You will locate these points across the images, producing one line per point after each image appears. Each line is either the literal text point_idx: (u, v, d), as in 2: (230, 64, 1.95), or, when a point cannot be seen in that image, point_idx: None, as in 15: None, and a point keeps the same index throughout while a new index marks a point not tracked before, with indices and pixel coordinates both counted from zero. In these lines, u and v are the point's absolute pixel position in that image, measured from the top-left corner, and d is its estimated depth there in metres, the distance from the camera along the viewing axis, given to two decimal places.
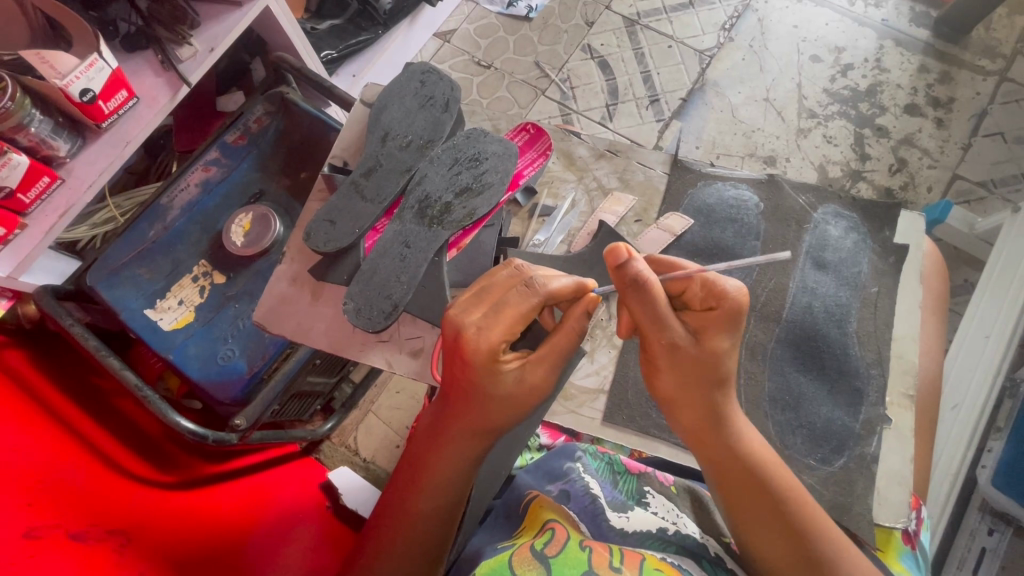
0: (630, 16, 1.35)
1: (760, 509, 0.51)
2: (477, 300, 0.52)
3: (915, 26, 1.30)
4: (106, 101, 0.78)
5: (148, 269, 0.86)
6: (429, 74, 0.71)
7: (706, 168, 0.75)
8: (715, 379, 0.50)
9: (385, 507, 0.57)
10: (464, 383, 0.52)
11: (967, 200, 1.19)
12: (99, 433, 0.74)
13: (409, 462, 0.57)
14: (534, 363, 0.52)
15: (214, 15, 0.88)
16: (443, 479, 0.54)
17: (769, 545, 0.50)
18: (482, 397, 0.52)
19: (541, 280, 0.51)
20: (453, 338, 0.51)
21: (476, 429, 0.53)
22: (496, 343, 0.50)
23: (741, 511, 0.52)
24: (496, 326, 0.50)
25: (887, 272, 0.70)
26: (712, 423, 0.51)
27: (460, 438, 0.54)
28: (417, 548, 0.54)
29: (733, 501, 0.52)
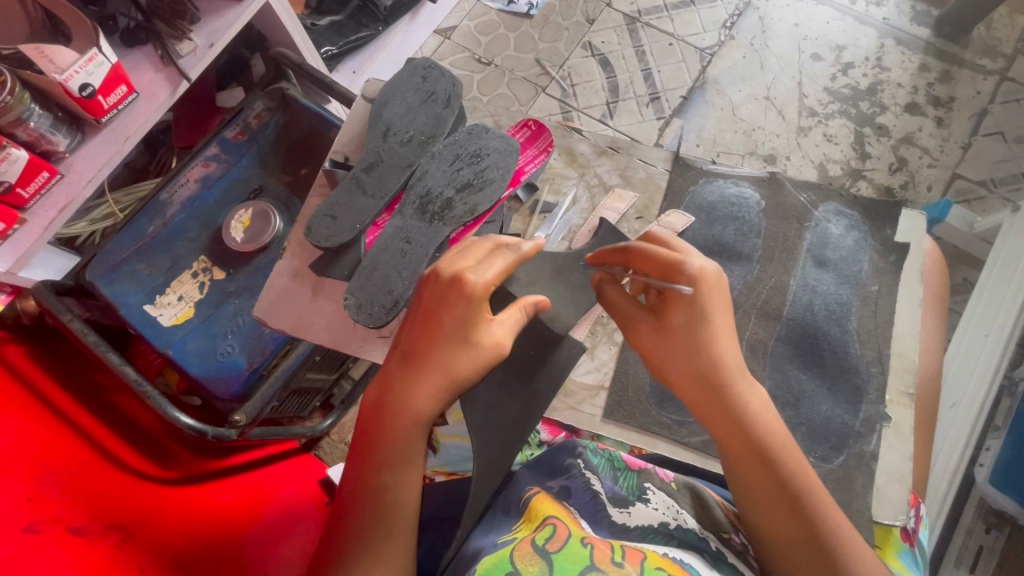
0: (631, 13, 1.35)
1: (760, 476, 0.52)
2: (462, 255, 0.57)
3: (916, 25, 1.30)
4: (106, 96, 0.78)
5: (148, 265, 0.86)
6: (430, 70, 0.71)
7: (707, 165, 0.75)
8: (704, 349, 0.54)
9: (346, 494, 0.56)
10: (444, 330, 0.54)
11: (966, 199, 1.19)
12: (99, 428, 0.74)
13: (361, 444, 0.56)
14: (507, 320, 0.55)
15: (214, 10, 0.87)
16: (399, 454, 0.54)
17: (775, 515, 0.52)
18: (461, 346, 0.54)
19: (525, 245, 0.57)
20: (439, 285, 0.55)
21: (443, 385, 0.54)
22: (483, 287, 0.54)
23: (744, 481, 0.53)
24: (486, 271, 0.55)
25: (887, 270, 0.71)
26: (710, 394, 0.54)
27: (414, 408, 0.54)
28: (387, 530, 0.54)
29: (736, 471, 0.54)
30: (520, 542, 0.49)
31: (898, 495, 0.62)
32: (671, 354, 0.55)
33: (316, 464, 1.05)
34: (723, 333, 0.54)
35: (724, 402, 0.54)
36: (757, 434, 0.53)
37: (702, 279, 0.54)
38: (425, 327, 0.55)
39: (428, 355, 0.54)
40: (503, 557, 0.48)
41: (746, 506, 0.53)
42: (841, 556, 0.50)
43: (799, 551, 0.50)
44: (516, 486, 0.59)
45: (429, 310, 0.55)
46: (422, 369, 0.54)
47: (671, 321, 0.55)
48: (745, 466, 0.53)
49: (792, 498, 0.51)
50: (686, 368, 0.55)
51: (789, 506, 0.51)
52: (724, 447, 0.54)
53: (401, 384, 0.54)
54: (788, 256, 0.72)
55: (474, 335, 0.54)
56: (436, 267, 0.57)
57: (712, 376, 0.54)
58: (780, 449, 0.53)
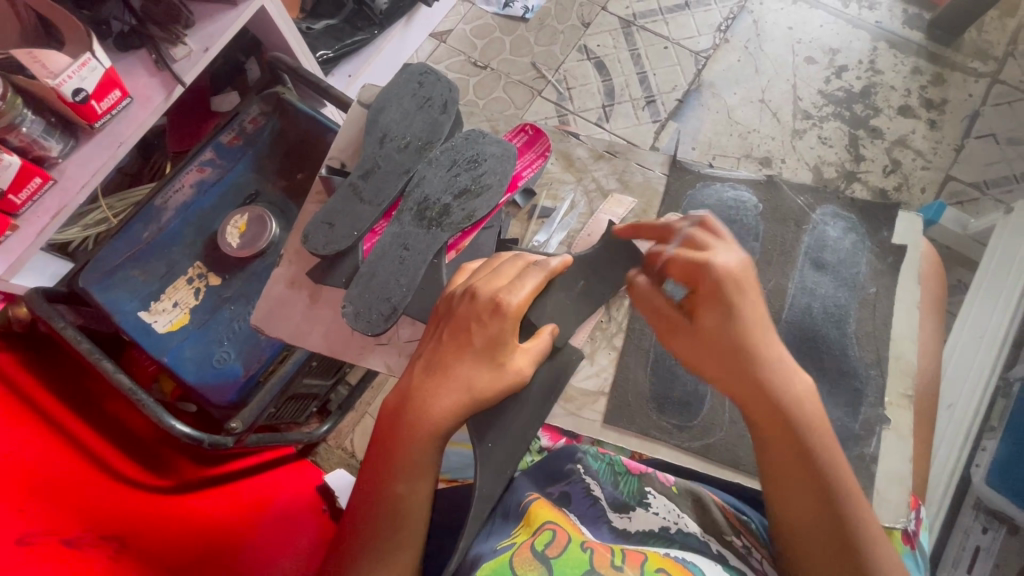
0: (626, 17, 1.35)
1: (800, 474, 0.52)
2: (495, 274, 0.58)
3: (908, 28, 1.31)
4: (99, 101, 0.77)
5: (143, 270, 0.85)
6: (426, 75, 0.71)
7: (704, 169, 0.75)
8: (744, 345, 0.54)
9: (357, 499, 0.56)
10: (474, 346, 0.55)
11: (960, 200, 1.20)
12: (93, 437, 0.73)
13: (376, 450, 0.56)
14: (529, 349, 0.57)
15: (209, 14, 0.87)
16: (411, 465, 0.54)
17: (807, 510, 0.52)
18: (491, 366, 0.55)
19: (551, 262, 0.59)
20: (474, 305, 0.56)
21: (468, 402, 0.54)
22: (518, 310, 0.55)
23: (778, 476, 0.53)
24: (521, 290, 0.56)
25: (884, 272, 0.71)
26: (753, 390, 0.54)
27: (431, 421, 0.54)
28: (393, 540, 0.54)
29: (770, 466, 0.54)
30: (519, 547, 0.49)
31: (898, 498, 0.62)
32: (705, 351, 0.56)
33: (313, 470, 1.04)
34: (759, 329, 0.55)
35: (767, 396, 0.53)
36: (801, 431, 0.53)
37: (731, 275, 0.55)
38: (454, 342, 0.56)
39: (458, 372, 0.54)
40: (502, 563, 0.48)
41: (778, 501, 0.53)
42: (869, 554, 0.50)
43: (828, 548, 0.51)
44: (513, 493, 0.58)
45: (459, 326, 0.56)
46: (447, 382, 0.54)
47: (705, 318, 0.56)
48: (785, 463, 0.53)
49: (828, 496, 0.51)
50: (724, 364, 0.55)
51: (824, 505, 0.51)
52: (764, 442, 0.54)
53: (421, 395, 0.55)
54: (787, 259, 0.72)
55: (504, 357, 0.55)
56: (470, 285, 0.58)
57: (752, 370, 0.54)
58: (819, 448, 0.53)
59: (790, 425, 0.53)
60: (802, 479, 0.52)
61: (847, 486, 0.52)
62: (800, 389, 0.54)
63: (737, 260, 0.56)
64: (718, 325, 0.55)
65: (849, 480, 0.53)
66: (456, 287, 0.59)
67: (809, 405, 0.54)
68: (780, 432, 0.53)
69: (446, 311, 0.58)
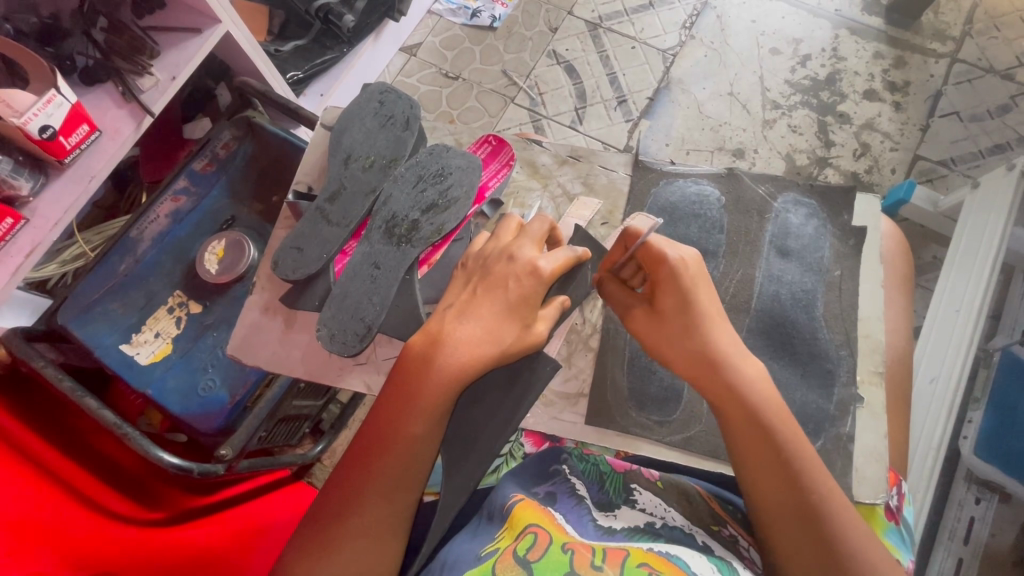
0: (593, 20, 1.37)
1: (758, 451, 0.54)
2: (528, 237, 0.60)
3: (867, 14, 1.34)
4: (67, 137, 0.77)
5: (121, 303, 0.85)
6: (387, 94, 0.71)
7: (667, 167, 0.76)
8: (701, 325, 0.58)
9: (329, 509, 0.55)
10: (507, 302, 0.57)
11: (929, 178, 1.22)
12: (81, 474, 0.72)
13: (360, 459, 0.56)
14: (547, 316, 0.59)
15: (174, 43, 0.88)
16: (399, 465, 0.55)
17: (773, 491, 0.53)
18: (518, 326, 0.57)
19: (580, 248, 0.61)
20: (513, 265, 0.58)
21: (494, 354, 0.56)
22: (552, 276, 0.58)
23: (740, 457, 0.55)
24: (557, 257, 0.59)
25: (848, 255, 0.72)
26: (708, 371, 0.57)
27: (459, 367, 0.55)
28: (379, 529, 0.54)
29: (737, 451, 0.55)
30: (503, 552, 0.49)
31: (877, 475, 0.63)
32: (670, 332, 0.59)
33: (310, 491, 1.03)
34: (714, 316, 0.58)
35: (719, 377, 0.56)
36: (751, 404, 0.55)
37: (685, 266, 0.59)
38: (487, 294, 0.58)
39: (490, 320, 0.56)
40: (484, 570, 0.48)
41: (744, 482, 0.55)
42: (836, 529, 0.50)
43: (795, 526, 0.51)
44: (498, 493, 0.58)
45: (496, 282, 0.58)
46: (473, 335, 0.56)
47: (664, 303, 0.60)
48: (742, 432, 0.55)
49: (785, 466, 0.53)
50: (682, 346, 0.58)
51: (789, 481, 0.53)
52: (723, 426, 0.56)
53: (448, 338, 0.56)
54: (752, 249, 0.73)
55: (531, 320, 0.58)
56: (505, 247, 0.60)
57: (702, 350, 0.57)
58: (778, 424, 0.55)
59: (742, 407, 0.55)
60: (764, 457, 0.54)
61: (806, 454, 0.54)
62: (753, 371, 0.56)
63: (687, 253, 0.60)
64: (676, 307, 0.59)
65: (808, 449, 0.55)
66: (491, 248, 0.61)
67: (763, 386, 0.56)
68: (738, 412, 0.55)
69: (482, 269, 0.60)
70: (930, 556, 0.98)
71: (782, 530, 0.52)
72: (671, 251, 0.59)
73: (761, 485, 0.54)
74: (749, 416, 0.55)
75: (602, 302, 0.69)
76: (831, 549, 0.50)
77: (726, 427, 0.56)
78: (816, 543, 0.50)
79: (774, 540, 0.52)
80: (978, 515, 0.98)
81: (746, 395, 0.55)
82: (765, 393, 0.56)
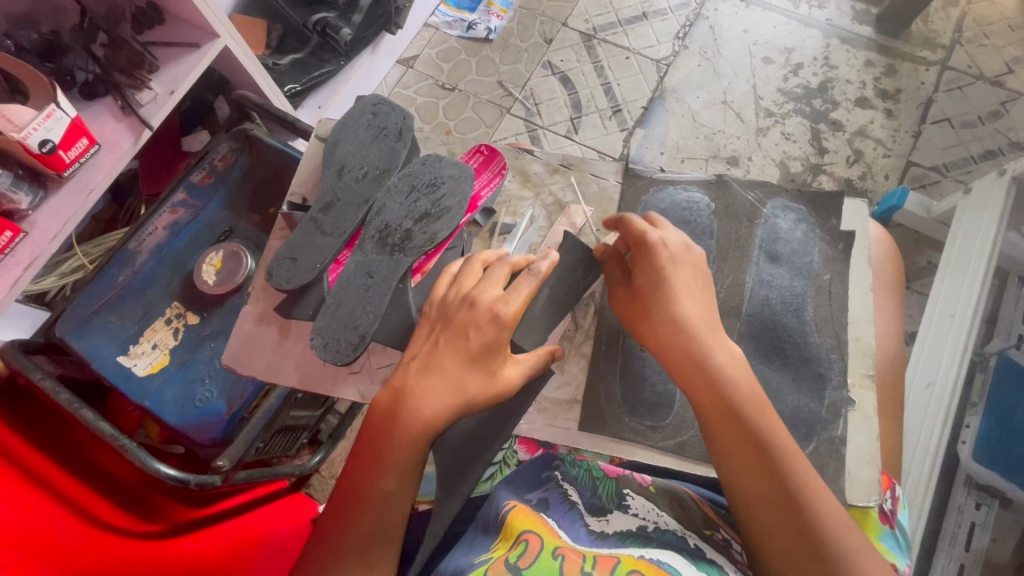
0: (587, 31, 1.39)
1: (737, 441, 0.54)
2: (488, 280, 0.60)
3: (858, 24, 1.36)
4: (66, 151, 0.78)
5: (119, 315, 0.85)
6: (380, 106, 0.73)
7: (657, 174, 0.77)
8: (676, 304, 0.59)
9: (316, 549, 0.56)
10: (469, 353, 0.57)
11: (922, 184, 1.23)
12: (78, 486, 0.72)
13: (342, 501, 0.57)
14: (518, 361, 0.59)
15: (173, 58, 0.89)
16: (378, 504, 0.55)
17: (753, 481, 0.53)
18: (484, 375, 0.57)
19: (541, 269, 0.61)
20: (473, 312, 0.58)
21: (459, 405, 0.56)
22: (512, 320, 0.57)
23: (720, 448, 0.55)
24: (517, 298, 0.58)
25: (837, 259, 0.73)
26: (687, 355, 0.57)
27: (423, 422, 0.55)
28: (377, 554, 0.55)
29: (716, 440, 0.55)
30: (495, 561, 0.49)
31: (869, 477, 0.63)
32: (647, 314, 0.60)
33: (307, 503, 1.03)
34: (689, 300, 0.60)
35: (700, 363, 0.57)
36: (727, 391, 0.56)
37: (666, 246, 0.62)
38: (450, 347, 0.57)
39: (454, 373, 0.56)
40: None
41: (725, 474, 0.54)
42: (819, 521, 0.50)
43: (776, 517, 0.51)
44: (492, 502, 0.58)
45: (457, 333, 0.57)
46: (438, 390, 0.56)
47: (640, 281, 0.62)
48: (722, 419, 0.55)
49: (765, 457, 0.53)
50: (661, 330, 0.59)
51: (770, 472, 0.53)
52: (702, 417, 0.56)
53: (414, 392, 0.56)
54: (741, 255, 0.74)
55: (497, 367, 0.57)
56: (466, 292, 0.60)
57: (682, 331, 0.58)
58: (758, 414, 0.55)
59: (726, 398, 0.55)
60: (742, 448, 0.54)
61: (785, 446, 0.54)
62: (730, 360, 0.57)
63: (673, 237, 0.63)
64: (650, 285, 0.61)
65: (789, 441, 0.55)
66: (451, 293, 0.60)
67: (740, 374, 0.57)
68: (716, 399, 0.56)
69: (443, 316, 0.59)
70: (931, 564, 0.97)
71: (765, 525, 0.52)
72: (654, 232, 0.62)
73: (743, 477, 0.53)
74: (726, 403, 0.55)
75: (595, 310, 0.70)
76: (814, 540, 0.50)
77: (706, 417, 0.56)
78: (797, 534, 0.50)
79: (754, 534, 0.52)
80: (979, 521, 0.98)
81: (725, 382, 0.56)
82: (745, 379, 0.57)
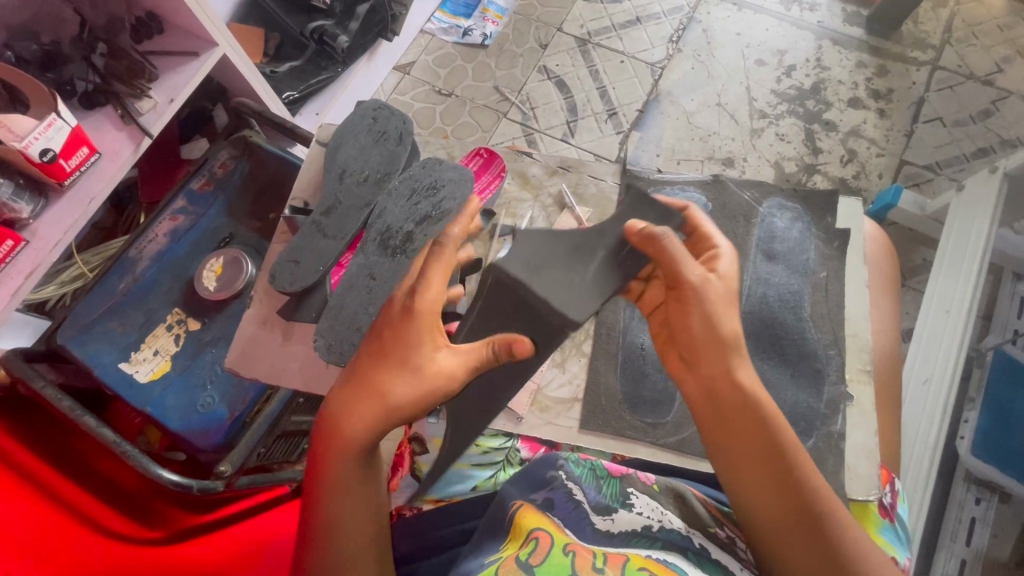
0: (582, 36, 1.40)
1: (761, 465, 0.53)
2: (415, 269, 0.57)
3: (849, 25, 1.38)
4: (67, 160, 0.78)
5: (121, 322, 0.86)
6: (380, 110, 0.73)
7: (654, 175, 0.78)
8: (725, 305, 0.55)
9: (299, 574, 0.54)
10: (388, 344, 0.54)
11: (916, 182, 1.25)
12: (82, 494, 0.72)
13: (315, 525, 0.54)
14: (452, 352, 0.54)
15: (172, 67, 0.90)
16: (351, 517, 0.54)
17: (773, 502, 0.52)
18: (407, 363, 0.52)
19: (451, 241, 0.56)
20: (393, 302, 0.56)
21: (391, 401, 0.52)
22: (419, 306, 0.54)
23: (742, 471, 0.54)
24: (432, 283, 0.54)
25: (832, 257, 0.74)
26: (721, 354, 0.54)
27: (365, 426, 0.52)
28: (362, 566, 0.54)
29: (740, 463, 0.54)
30: (505, 559, 0.49)
31: (868, 471, 0.64)
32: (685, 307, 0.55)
33: None
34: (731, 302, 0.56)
35: (736, 380, 0.54)
36: (756, 415, 0.54)
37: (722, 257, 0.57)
38: (382, 343, 0.54)
39: (384, 367, 0.53)
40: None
41: (745, 497, 0.53)
42: (838, 535, 0.51)
43: (801, 536, 0.51)
44: (497, 502, 0.58)
45: (378, 325, 0.55)
46: (372, 391, 0.52)
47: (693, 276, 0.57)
48: (747, 440, 0.53)
49: (787, 478, 0.52)
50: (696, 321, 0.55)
51: (792, 492, 0.52)
52: (726, 440, 0.54)
53: (352, 399, 0.53)
54: (739, 253, 0.75)
55: (419, 358, 0.53)
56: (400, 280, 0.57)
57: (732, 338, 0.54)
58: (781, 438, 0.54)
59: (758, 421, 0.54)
60: (761, 470, 0.53)
61: (802, 465, 0.54)
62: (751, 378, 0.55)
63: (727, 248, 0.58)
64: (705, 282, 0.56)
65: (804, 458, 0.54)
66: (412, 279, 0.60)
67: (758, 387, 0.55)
68: (742, 422, 0.54)
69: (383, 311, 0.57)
70: (933, 560, 0.97)
71: (790, 546, 0.51)
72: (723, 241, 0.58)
73: (767, 499, 0.53)
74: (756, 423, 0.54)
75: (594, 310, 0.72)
76: (836, 554, 0.50)
77: (723, 441, 0.55)
78: (822, 551, 0.50)
79: (781, 555, 0.52)
80: (980, 516, 0.98)
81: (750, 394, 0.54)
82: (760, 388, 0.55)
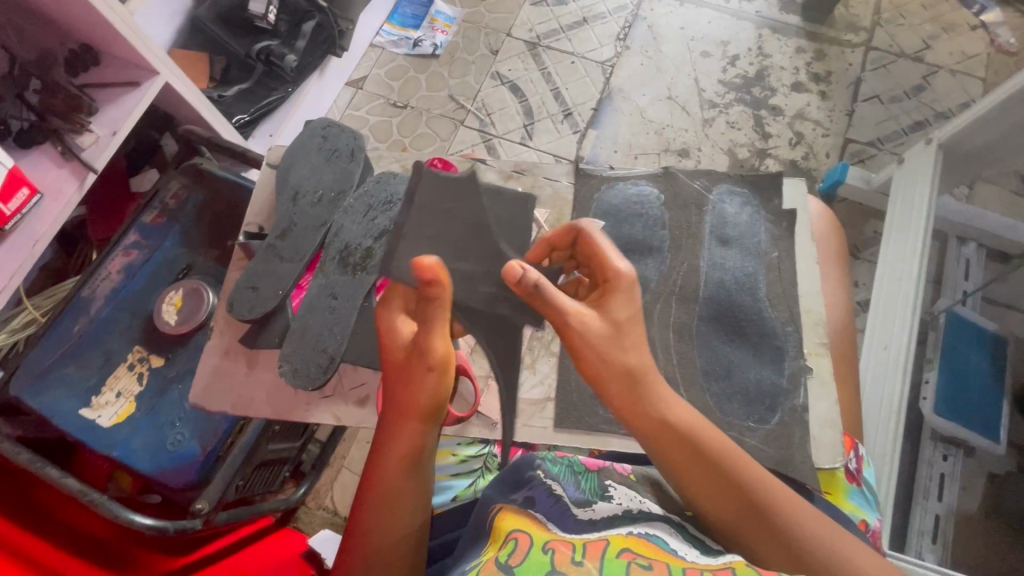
0: (531, 40, 1.42)
1: (698, 470, 0.53)
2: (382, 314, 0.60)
3: (785, 13, 1.43)
4: (5, 203, 0.75)
5: (79, 365, 0.82)
6: (330, 128, 0.73)
7: (607, 172, 0.79)
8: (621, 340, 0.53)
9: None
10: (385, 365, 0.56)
11: (860, 159, 1.30)
12: (51, 549, 0.69)
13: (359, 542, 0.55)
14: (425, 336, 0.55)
15: (111, 99, 0.87)
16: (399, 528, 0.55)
17: (720, 502, 0.53)
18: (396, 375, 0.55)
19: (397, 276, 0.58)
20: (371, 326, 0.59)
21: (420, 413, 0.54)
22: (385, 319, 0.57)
23: (686, 481, 0.53)
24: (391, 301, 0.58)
25: (782, 236, 0.76)
26: (630, 390, 0.53)
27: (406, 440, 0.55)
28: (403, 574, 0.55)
29: (681, 474, 0.54)
30: (486, 562, 0.49)
31: (832, 440, 0.66)
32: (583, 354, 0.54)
33: (297, 537, 1.01)
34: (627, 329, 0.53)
35: (648, 407, 0.53)
36: (682, 428, 0.53)
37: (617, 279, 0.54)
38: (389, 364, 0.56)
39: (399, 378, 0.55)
40: None
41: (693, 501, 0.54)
42: (789, 521, 0.51)
43: (755, 530, 0.51)
44: (480, 507, 0.59)
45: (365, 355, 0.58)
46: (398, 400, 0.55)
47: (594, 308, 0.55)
48: (678, 453, 0.53)
49: (730, 478, 0.53)
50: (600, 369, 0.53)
51: (736, 490, 0.52)
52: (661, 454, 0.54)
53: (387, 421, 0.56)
54: (695, 241, 0.76)
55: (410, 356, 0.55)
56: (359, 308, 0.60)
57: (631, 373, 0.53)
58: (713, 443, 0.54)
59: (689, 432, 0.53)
60: (693, 463, 0.53)
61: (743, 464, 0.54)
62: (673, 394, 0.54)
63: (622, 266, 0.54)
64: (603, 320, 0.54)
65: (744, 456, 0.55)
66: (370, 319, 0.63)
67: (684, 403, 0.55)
68: (671, 437, 0.53)
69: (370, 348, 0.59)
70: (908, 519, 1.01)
71: (748, 540, 0.52)
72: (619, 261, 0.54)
73: (712, 501, 0.53)
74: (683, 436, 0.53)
75: None
76: (790, 540, 0.51)
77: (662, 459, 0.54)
78: (777, 541, 0.51)
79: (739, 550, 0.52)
80: (948, 471, 1.02)
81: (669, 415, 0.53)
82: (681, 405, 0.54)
